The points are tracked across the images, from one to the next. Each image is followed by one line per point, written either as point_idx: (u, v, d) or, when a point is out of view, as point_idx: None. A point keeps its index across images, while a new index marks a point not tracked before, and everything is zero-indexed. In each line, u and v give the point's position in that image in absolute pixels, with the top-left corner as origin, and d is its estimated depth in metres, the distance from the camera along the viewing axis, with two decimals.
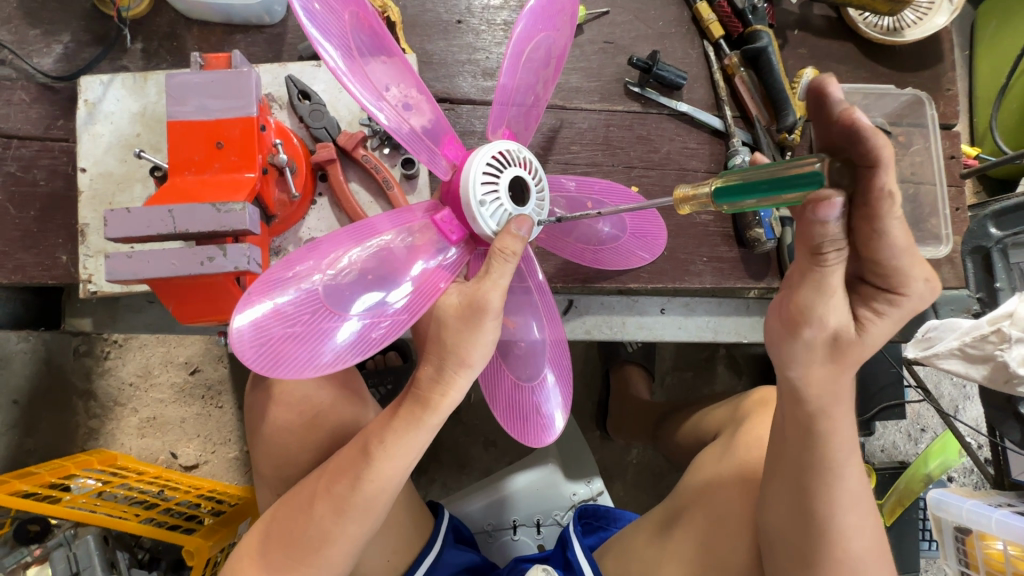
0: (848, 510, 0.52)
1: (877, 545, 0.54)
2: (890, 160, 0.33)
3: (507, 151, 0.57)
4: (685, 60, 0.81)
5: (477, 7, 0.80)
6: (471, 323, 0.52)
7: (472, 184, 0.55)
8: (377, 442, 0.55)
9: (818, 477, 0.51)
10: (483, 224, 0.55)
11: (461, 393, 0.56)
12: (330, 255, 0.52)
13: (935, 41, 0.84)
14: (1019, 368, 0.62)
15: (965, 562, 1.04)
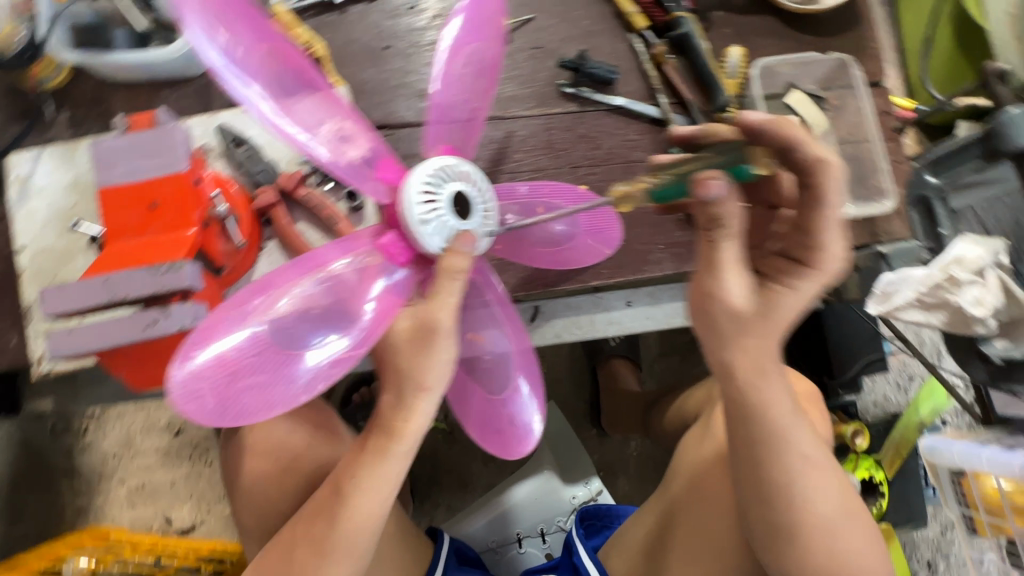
0: (806, 475, 0.53)
1: (845, 503, 0.55)
2: (797, 143, 0.49)
3: (445, 166, 0.57)
4: (615, 54, 0.82)
5: (403, 30, 0.80)
6: (424, 345, 0.51)
7: (410, 204, 0.54)
8: (348, 478, 0.54)
9: (765, 446, 0.52)
10: (425, 240, 0.55)
11: (425, 417, 0.54)
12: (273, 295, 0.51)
13: (852, 4, 0.86)
14: (974, 310, 0.64)
15: (964, 503, 1.06)
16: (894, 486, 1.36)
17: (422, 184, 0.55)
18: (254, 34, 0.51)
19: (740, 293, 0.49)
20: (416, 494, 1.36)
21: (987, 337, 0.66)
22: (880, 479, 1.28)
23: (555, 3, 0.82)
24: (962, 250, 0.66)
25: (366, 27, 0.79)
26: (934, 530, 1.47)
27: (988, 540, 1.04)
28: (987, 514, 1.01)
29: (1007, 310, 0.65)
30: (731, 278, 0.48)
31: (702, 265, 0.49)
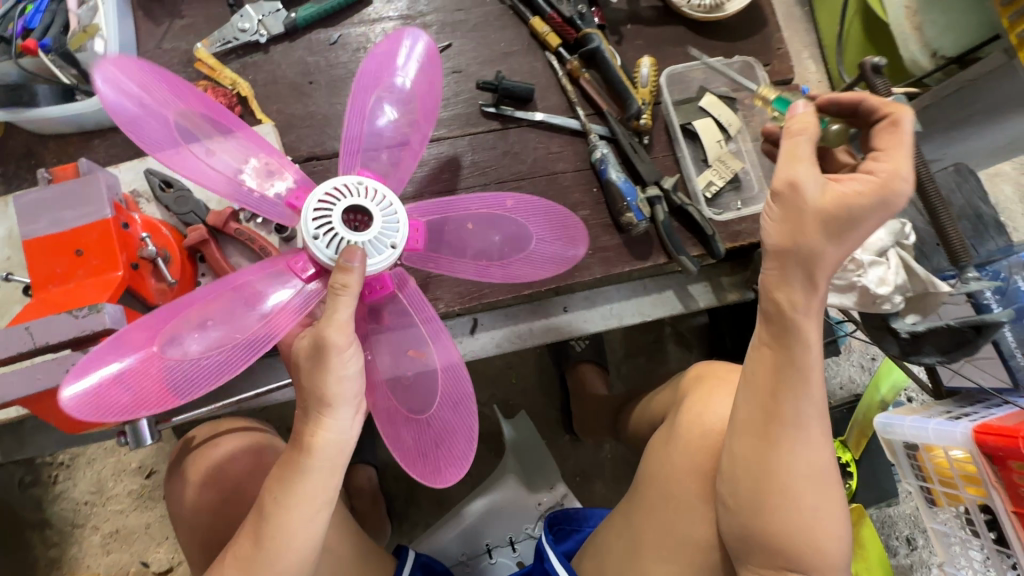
0: (809, 423, 0.58)
1: (827, 468, 0.59)
2: (870, 96, 0.57)
3: (345, 185, 0.58)
4: (532, 72, 0.86)
5: (326, 64, 0.83)
6: (319, 361, 0.53)
7: (304, 221, 0.56)
8: (268, 498, 0.55)
9: (793, 379, 0.57)
10: (319, 255, 0.56)
11: (337, 430, 0.55)
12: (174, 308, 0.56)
13: (756, 8, 0.91)
14: (879, 289, 0.67)
15: (922, 476, 1.10)
16: (862, 466, 1.39)
17: (319, 201, 0.57)
18: (176, 90, 0.58)
19: (814, 183, 0.52)
20: (394, 515, 1.37)
21: (896, 314, 0.69)
22: (846, 459, 1.34)
23: (472, 29, 0.86)
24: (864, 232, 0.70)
25: (290, 64, 0.82)
26: (909, 506, 1.49)
27: (945, 511, 1.07)
28: (942, 484, 1.05)
29: (911, 287, 0.69)
30: (802, 166, 0.53)
31: (784, 160, 0.54)
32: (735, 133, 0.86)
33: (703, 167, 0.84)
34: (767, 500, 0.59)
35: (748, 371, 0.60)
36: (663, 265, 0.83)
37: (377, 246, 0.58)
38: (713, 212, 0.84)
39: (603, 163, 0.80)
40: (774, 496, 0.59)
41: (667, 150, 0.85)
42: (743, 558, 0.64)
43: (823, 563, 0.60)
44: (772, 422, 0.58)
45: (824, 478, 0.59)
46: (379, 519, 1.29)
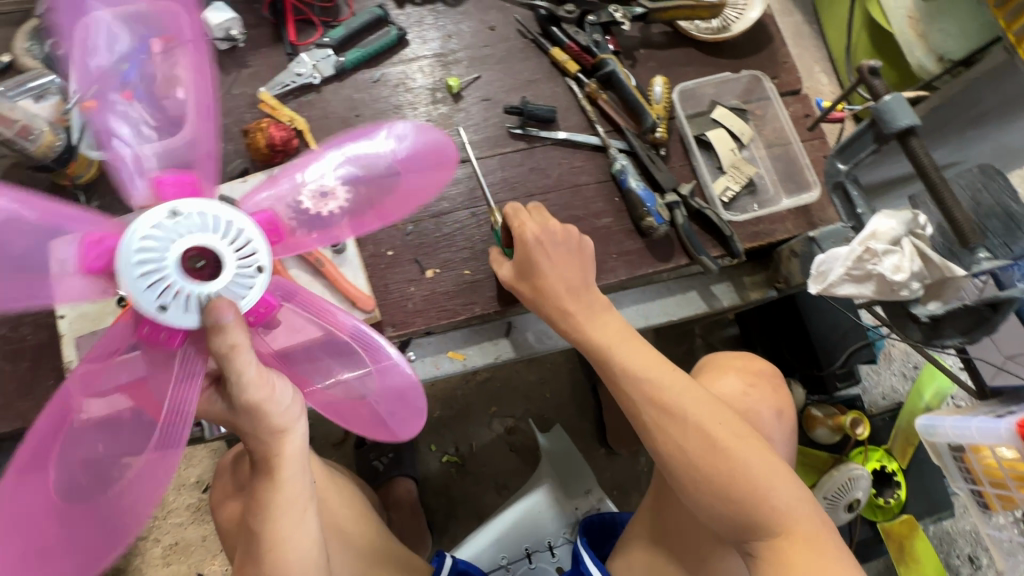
0: (652, 402, 0.70)
1: (711, 429, 0.68)
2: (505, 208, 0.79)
3: (163, 220, 0.54)
4: (554, 96, 0.94)
5: (371, 100, 0.94)
6: (253, 414, 0.59)
7: (138, 298, 0.53)
8: (256, 518, 0.66)
9: (615, 371, 0.73)
10: (176, 322, 0.54)
11: (298, 439, 0.65)
12: (63, 446, 0.54)
13: (761, 27, 0.98)
14: (894, 276, 0.70)
15: (971, 479, 1.06)
16: (909, 476, 1.34)
17: (135, 266, 0.53)
18: None
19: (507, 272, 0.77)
20: (435, 527, 1.42)
21: (914, 300, 0.72)
22: (893, 468, 1.29)
23: (498, 61, 0.96)
24: (878, 224, 0.72)
25: (341, 101, 0.93)
26: (969, 522, 1.43)
27: (1002, 514, 1.02)
28: (993, 487, 1.01)
29: (928, 274, 0.71)
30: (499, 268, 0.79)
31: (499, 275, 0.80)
32: (748, 141, 0.92)
33: (719, 173, 0.90)
34: (674, 476, 0.69)
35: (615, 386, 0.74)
36: (686, 266, 0.89)
37: (239, 285, 0.57)
38: (731, 215, 0.88)
39: (623, 173, 0.87)
40: (694, 474, 0.67)
41: (683, 160, 0.91)
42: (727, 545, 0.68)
43: (769, 525, 0.64)
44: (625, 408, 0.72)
45: (717, 446, 0.67)
46: (420, 534, 1.34)
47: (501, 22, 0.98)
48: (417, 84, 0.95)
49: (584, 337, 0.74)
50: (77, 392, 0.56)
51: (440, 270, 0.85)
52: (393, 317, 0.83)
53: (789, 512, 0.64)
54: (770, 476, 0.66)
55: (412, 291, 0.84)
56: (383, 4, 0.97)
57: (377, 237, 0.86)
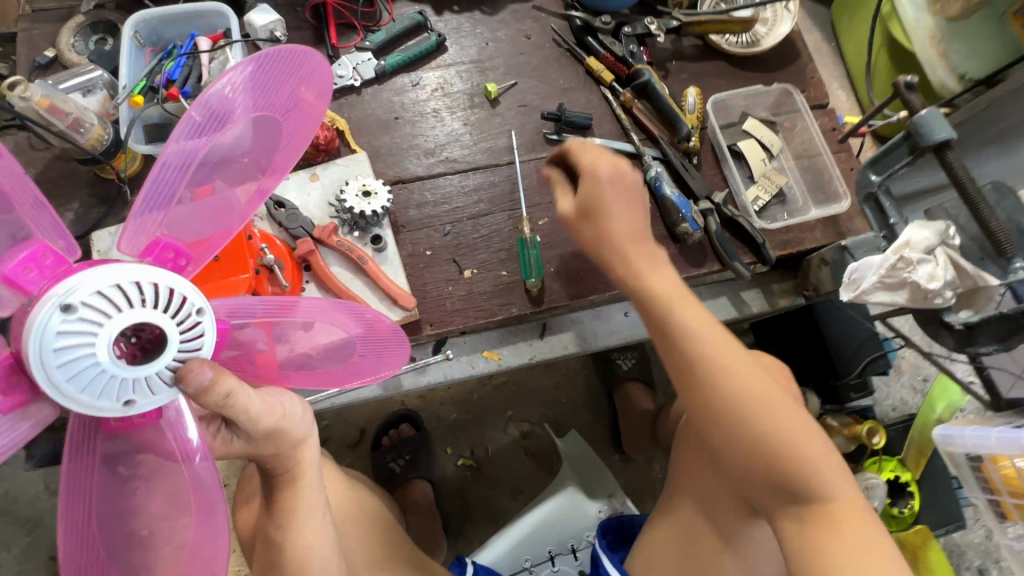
0: (705, 347, 0.65)
1: (761, 380, 0.65)
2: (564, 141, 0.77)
3: (80, 313, 0.46)
4: (589, 104, 0.96)
5: (409, 103, 0.95)
6: (274, 436, 0.62)
7: (94, 403, 0.47)
8: (277, 526, 0.70)
9: (660, 312, 0.68)
10: (153, 404, 0.50)
11: (316, 443, 0.70)
12: (108, 560, 0.53)
13: (790, 43, 1.00)
14: (929, 284, 0.72)
15: (989, 489, 1.07)
16: (922, 487, 1.36)
17: (67, 384, 0.46)
18: None
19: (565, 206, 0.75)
20: (450, 530, 1.43)
21: (948, 308, 0.74)
22: (908, 479, 1.31)
23: (534, 69, 0.98)
24: (911, 234, 0.74)
25: (379, 104, 0.95)
26: (979, 534, 1.44)
27: (1018, 525, 1.04)
28: (1011, 496, 1.02)
29: (960, 282, 0.73)
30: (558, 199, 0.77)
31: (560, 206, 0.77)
32: (778, 152, 0.94)
33: (750, 183, 0.92)
34: (730, 430, 0.63)
35: (665, 341, 0.68)
36: (717, 272, 0.90)
37: (187, 344, 0.51)
38: (763, 222, 0.90)
39: (658, 180, 0.88)
40: (752, 436, 0.62)
41: (716, 168, 0.93)
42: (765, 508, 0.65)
43: (826, 490, 0.61)
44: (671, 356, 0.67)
45: (768, 398, 0.63)
46: (435, 537, 1.36)
47: (537, 31, 1.00)
48: (455, 89, 0.97)
49: (639, 285, 0.69)
50: (85, 511, 0.53)
51: (477, 270, 0.86)
52: (432, 315, 0.84)
53: (843, 482, 0.61)
54: (824, 443, 0.63)
55: (450, 290, 0.85)
56: (423, 10, 0.99)
57: (416, 237, 0.87)
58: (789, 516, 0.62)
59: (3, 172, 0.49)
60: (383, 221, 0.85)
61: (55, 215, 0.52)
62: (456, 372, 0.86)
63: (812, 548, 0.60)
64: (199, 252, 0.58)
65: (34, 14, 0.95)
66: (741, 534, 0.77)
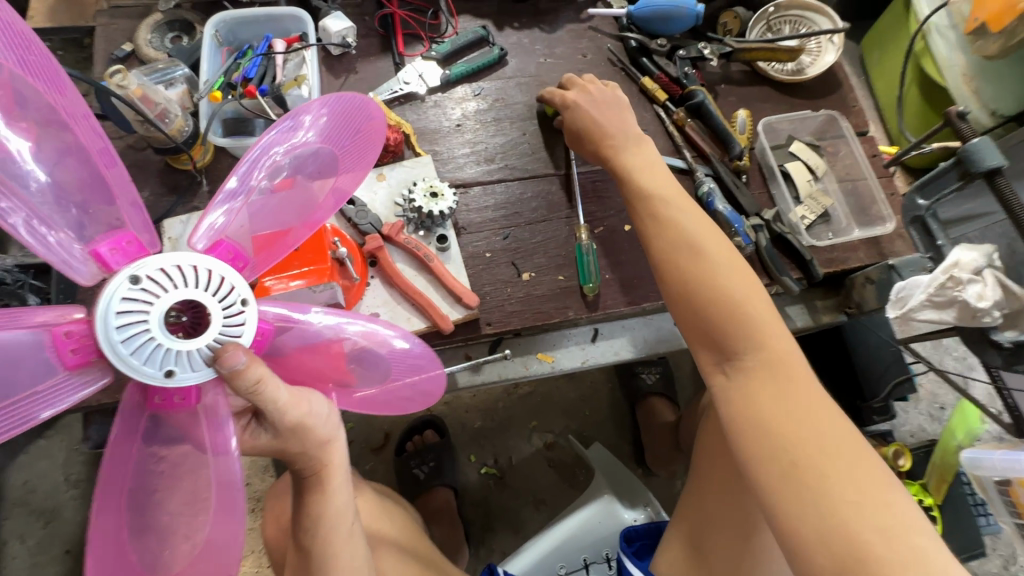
0: (683, 247, 0.74)
1: (739, 282, 0.71)
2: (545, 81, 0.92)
3: (144, 280, 0.53)
4: (643, 120, 1.00)
5: (471, 112, 0.99)
6: (298, 433, 0.60)
7: (138, 368, 0.52)
8: (306, 532, 0.67)
9: (647, 216, 0.77)
10: (191, 379, 0.54)
11: (343, 448, 0.67)
12: (128, 541, 0.54)
13: (832, 74, 1.05)
14: (977, 304, 0.75)
15: (1016, 513, 1.09)
16: (943, 513, 1.37)
17: (121, 345, 0.51)
18: None
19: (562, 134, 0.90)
20: (471, 538, 1.43)
21: (995, 328, 0.77)
22: (930, 503, 1.32)
23: None
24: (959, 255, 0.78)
25: (439, 113, 0.98)
26: (998, 564, 1.45)
27: None
28: None
29: (1007, 303, 0.76)
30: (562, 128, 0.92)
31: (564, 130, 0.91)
32: (822, 175, 0.98)
33: (797, 203, 0.96)
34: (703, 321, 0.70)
35: (639, 223, 0.79)
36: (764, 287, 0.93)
37: (230, 329, 0.56)
38: (811, 240, 0.93)
39: (710, 195, 0.91)
40: (687, 297, 0.71)
41: (763, 188, 0.97)
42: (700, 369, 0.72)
43: (747, 340, 0.67)
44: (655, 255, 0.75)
45: (742, 296, 0.69)
46: (457, 543, 1.34)
47: (592, 51, 1.05)
48: (514, 101, 1.00)
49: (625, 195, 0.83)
50: (121, 484, 0.56)
51: (535, 274, 0.89)
52: (491, 315, 0.86)
53: (770, 331, 0.67)
54: (755, 299, 0.69)
55: (509, 292, 0.88)
56: (485, 26, 1.04)
57: (477, 239, 0.90)
58: (716, 370, 0.69)
59: (120, 176, 0.55)
60: (446, 222, 0.88)
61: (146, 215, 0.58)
62: (512, 372, 0.89)
63: (730, 397, 0.67)
64: (257, 257, 0.64)
65: (113, 10, 0.98)
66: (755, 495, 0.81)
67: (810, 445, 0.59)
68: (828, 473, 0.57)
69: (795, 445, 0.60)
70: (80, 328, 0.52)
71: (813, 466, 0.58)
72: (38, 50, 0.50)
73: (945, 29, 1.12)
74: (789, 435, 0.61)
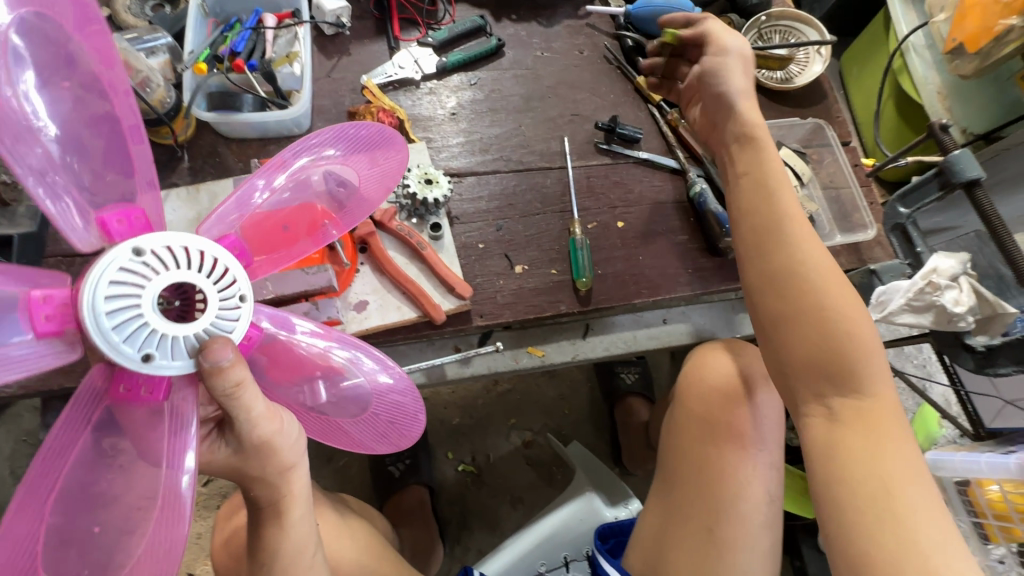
0: (816, 276, 0.69)
1: (870, 336, 0.67)
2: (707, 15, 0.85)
3: (146, 253, 0.49)
4: (637, 120, 1.01)
5: (466, 101, 0.97)
6: (263, 454, 0.58)
7: (115, 347, 0.47)
8: (262, 567, 0.64)
9: (772, 235, 0.72)
10: (166, 370, 0.50)
11: (303, 478, 0.64)
12: (43, 556, 0.47)
13: (818, 84, 1.08)
14: (955, 308, 0.78)
15: (973, 512, 1.14)
16: None
17: (105, 318, 0.47)
18: None
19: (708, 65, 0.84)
20: (446, 537, 1.41)
21: (968, 332, 0.81)
22: None
23: (587, 82, 1.02)
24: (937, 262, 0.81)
25: (436, 100, 0.96)
26: None
27: (1000, 547, 1.11)
28: (996, 520, 1.09)
29: (980, 309, 0.80)
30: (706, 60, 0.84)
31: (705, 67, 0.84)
32: (807, 181, 1.01)
33: None
34: (830, 360, 0.66)
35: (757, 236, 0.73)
36: None
37: (224, 322, 0.53)
38: None
39: (702, 196, 0.93)
40: (801, 328, 0.68)
41: None
42: (798, 401, 0.69)
43: (860, 385, 0.65)
44: (774, 278, 0.71)
45: (865, 352, 0.66)
46: (431, 541, 1.31)
47: (589, 47, 1.05)
48: (510, 92, 1.00)
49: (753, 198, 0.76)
50: (50, 485, 0.48)
51: (528, 267, 0.88)
52: (483, 307, 0.85)
53: (880, 388, 0.65)
54: (874, 345, 0.66)
55: (501, 284, 0.86)
56: (484, 15, 1.02)
57: (470, 229, 0.89)
58: (818, 405, 0.67)
59: (145, 155, 0.54)
60: (440, 210, 0.86)
61: (161, 197, 0.56)
62: (502, 365, 0.88)
63: (832, 437, 0.65)
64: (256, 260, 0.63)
65: None
66: (724, 514, 0.80)
67: (909, 493, 0.59)
68: (924, 520, 0.57)
69: (895, 489, 0.59)
70: (61, 295, 0.48)
71: (910, 510, 0.58)
72: (96, 24, 0.51)
73: (922, 49, 1.17)
74: (885, 480, 0.60)
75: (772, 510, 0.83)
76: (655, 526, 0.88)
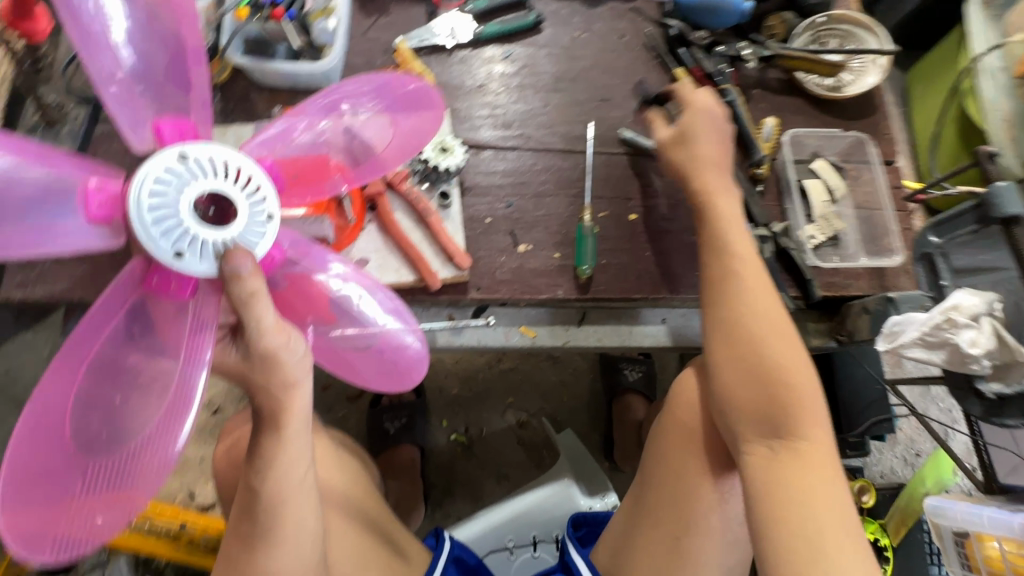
0: (760, 323, 0.73)
1: (812, 383, 0.70)
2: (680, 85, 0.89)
3: (187, 162, 0.56)
4: None
5: (496, 74, 0.97)
6: (267, 366, 0.59)
7: (152, 239, 0.54)
8: (257, 473, 0.65)
9: (722, 285, 0.76)
10: (193, 268, 0.55)
11: (307, 399, 0.64)
12: (72, 411, 0.53)
13: (871, 96, 1.02)
14: (969, 349, 0.74)
15: (967, 566, 1.09)
16: (896, 554, 1.38)
17: (147, 211, 0.54)
18: None
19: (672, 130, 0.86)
20: (430, 500, 1.45)
21: (982, 376, 0.76)
22: (885, 542, 1.35)
23: (622, 68, 1.00)
24: (960, 298, 0.76)
25: (467, 70, 0.96)
26: None
27: None
28: None
29: (998, 353, 0.74)
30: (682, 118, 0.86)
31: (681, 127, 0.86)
32: (840, 197, 0.96)
33: (808, 221, 0.94)
34: (773, 401, 0.69)
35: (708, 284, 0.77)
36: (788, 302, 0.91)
37: (251, 235, 0.58)
38: (816, 260, 0.92)
39: None
40: (743, 367, 0.71)
41: (777, 200, 0.95)
42: (740, 440, 0.71)
43: (800, 429, 0.68)
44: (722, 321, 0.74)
45: (802, 394, 0.69)
46: (414, 501, 1.35)
47: (631, 32, 1.02)
48: (542, 70, 0.98)
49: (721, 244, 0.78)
50: (84, 353, 0.55)
51: (531, 247, 0.88)
52: (481, 280, 0.86)
53: (817, 429, 0.69)
54: (809, 389, 0.70)
55: (503, 261, 0.87)
56: None
57: (479, 202, 0.89)
58: (760, 445, 0.69)
59: (202, 76, 0.60)
60: (452, 179, 0.88)
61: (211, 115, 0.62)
62: (491, 339, 0.88)
63: (773, 475, 0.67)
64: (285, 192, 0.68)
65: None
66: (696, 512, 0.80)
67: (838, 538, 0.62)
68: (848, 559, 0.60)
69: (828, 533, 0.62)
70: (113, 188, 0.56)
71: (840, 555, 0.61)
72: None
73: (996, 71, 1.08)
74: (814, 518, 0.63)
75: (742, 532, 0.82)
76: (622, 526, 0.88)
